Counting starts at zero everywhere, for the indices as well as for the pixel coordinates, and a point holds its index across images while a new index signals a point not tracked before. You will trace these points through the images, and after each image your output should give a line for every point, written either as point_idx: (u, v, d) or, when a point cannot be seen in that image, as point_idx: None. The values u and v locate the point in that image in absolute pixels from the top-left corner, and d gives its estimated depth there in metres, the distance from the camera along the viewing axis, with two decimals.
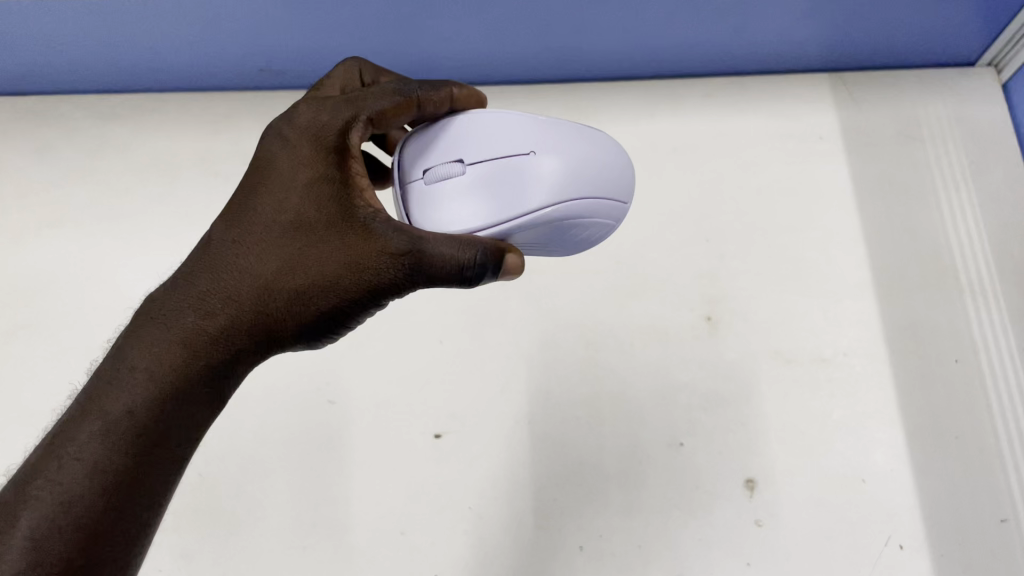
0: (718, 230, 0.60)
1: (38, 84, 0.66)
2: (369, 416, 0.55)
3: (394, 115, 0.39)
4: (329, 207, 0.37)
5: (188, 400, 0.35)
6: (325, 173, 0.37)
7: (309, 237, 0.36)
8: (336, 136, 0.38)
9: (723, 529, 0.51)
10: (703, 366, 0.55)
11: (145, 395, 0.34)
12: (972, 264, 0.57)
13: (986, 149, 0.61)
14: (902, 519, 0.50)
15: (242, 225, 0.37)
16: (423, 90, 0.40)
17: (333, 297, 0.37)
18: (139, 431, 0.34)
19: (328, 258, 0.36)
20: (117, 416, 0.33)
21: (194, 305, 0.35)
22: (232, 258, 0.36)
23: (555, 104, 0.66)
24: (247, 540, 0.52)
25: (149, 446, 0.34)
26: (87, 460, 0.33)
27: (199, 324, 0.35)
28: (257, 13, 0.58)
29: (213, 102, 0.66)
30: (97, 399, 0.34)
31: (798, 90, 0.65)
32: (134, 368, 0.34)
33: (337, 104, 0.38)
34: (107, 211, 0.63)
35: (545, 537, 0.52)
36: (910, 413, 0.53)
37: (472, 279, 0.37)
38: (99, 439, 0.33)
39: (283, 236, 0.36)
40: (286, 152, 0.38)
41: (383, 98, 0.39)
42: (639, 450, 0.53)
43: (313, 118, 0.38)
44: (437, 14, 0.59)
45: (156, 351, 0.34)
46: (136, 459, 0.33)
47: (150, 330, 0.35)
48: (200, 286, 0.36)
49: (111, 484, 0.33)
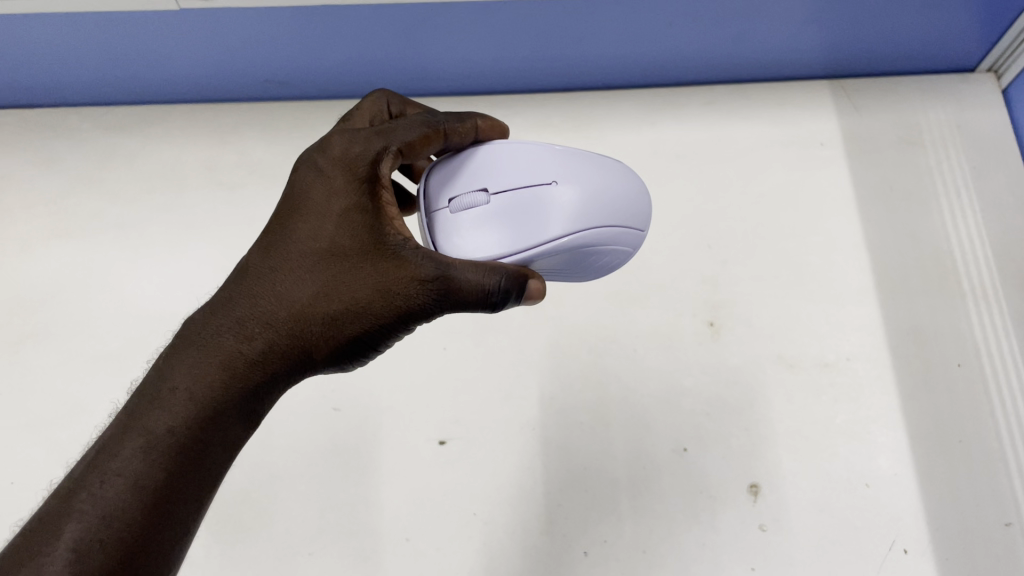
0: (720, 237, 0.60)
1: (46, 98, 0.67)
2: (373, 423, 0.55)
3: (421, 146, 0.40)
4: (362, 233, 0.37)
5: (226, 420, 0.35)
6: (359, 202, 0.38)
7: (344, 264, 0.37)
8: (368, 165, 0.38)
9: (728, 534, 0.51)
10: (706, 371, 0.56)
11: (186, 415, 0.34)
12: (974, 267, 0.58)
13: (987, 155, 0.61)
14: (907, 523, 0.50)
15: (278, 252, 0.38)
16: (449, 122, 0.41)
17: (366, 322, 0.37)
18: (180, 448, 0.34)
19: (362, 283, 0.37)
20: (159, 434, 0.34)
21: (232, 328, 0.36)
22: (270, 283, 0.37)
23: (559, 113, 0.66)
24: (253, 547, 0.52)
25: (190, 464, 0.34)
26: (128, 477, 0.33)
27: (239, 346, 0.35)
28: (261, 26, 0.58)
29: (218, 113, 0.67)
30: (139, 419, 0.34)
31: (798, 97, 0.65)
32: (175, 389, 0.34)
33: (368, 136, 0.39)
34: (113, 221, 0.64)
35: (550, 543, 0.52)
36: (913, 416, 0.53)
37: (498, 305, 0.38)
38: (141, 455, 0.33)
39: (318, 262, 0.37)
40: (321, 181, 0.38)
41: (410, 129, 0.39)
42: (643, 455, 0.54)
43: (345, 150, 0.38)
44: (439, 26, 0.59)
45: (196, 373, 0.35)
46: (177, 476, 0.33)
47: (190, 352, 0.35)
48: (238, 311, 0.36)
49: (152, 498, 0.33)
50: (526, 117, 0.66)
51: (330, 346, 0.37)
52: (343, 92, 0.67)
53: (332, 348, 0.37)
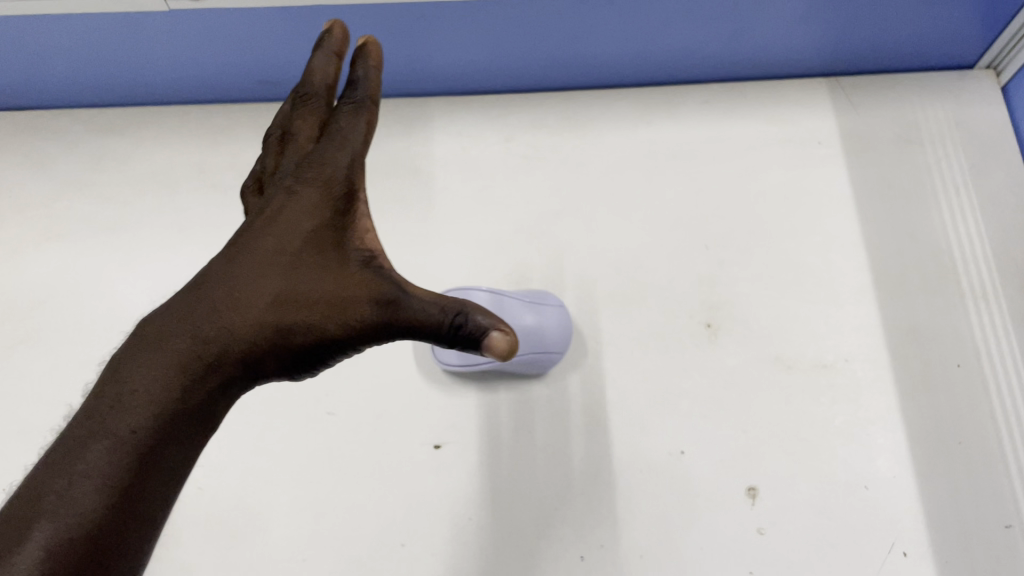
0: (718, 237, 0.60)
1: (38, 99, 0.66)
2: (368, 428, 0.54)
3: (369, 133, 0.38)
4: (326, 243, 0.36)
5: (183, 426, 0.34)
6: (326, 210, 0.37)
7: (304, 271, 0.36)
8: (340, 180, 0.37)
9: (726, 538, 0.50)
10: (704, 374, 0.55)
11: (147, 417, 0.32)
12: (973, 267, 0.57)
13: (986, 153, 0.61)
14: (906, 526, 0.50)
15: (244, 256, 0.36)
16: (372, 93, 0.38)
17: (321, 337, 0.35)
18: (143, 452, 0.32)
19: (320, 292, 0.35)
20: (124, 435, 0.32)
21: (191, 329, 0.34)
22: (227, 285, 0.35)
23: (555, 112, 0.66)
24: (244, 553, 0.51)
25: (152, 469, 0.32)
26: (95, 479, 0.31)
27: (196, 348, 0.34)
28: (252, 26, 0.57)
29: (211, 115, 0.66)
30: (100, 419, 0.32)
31: (797, 95, 0.65)
32: (135, 390, 0.33)
33: (335, 149, 0.37)
34: (106, 223, 0.63)
35: (546, 547, 0.51)
36: (913, 418, 0.53)
37: (460, 347, 0.35)
38: (105, 457, 0.31)
39: (275, 266, 0.36)
40: (291, 191, 0.37)
41: (357, 126, 0.38)
42: (640, 458, 0.53)
43: (320, 167, 0.37)
44: (431, 25, 0.58)
45: (157, 374, 0.33)
46: (140, 480, 0.32)
47: (152, 351, 0.34)
48: (199, 313, 0.35)
49: (118, 502, 0.31)
50: (521, 116, 0.65)
51: (281, 359, 0.36)
52: None
53: (285, 359, 0.36)
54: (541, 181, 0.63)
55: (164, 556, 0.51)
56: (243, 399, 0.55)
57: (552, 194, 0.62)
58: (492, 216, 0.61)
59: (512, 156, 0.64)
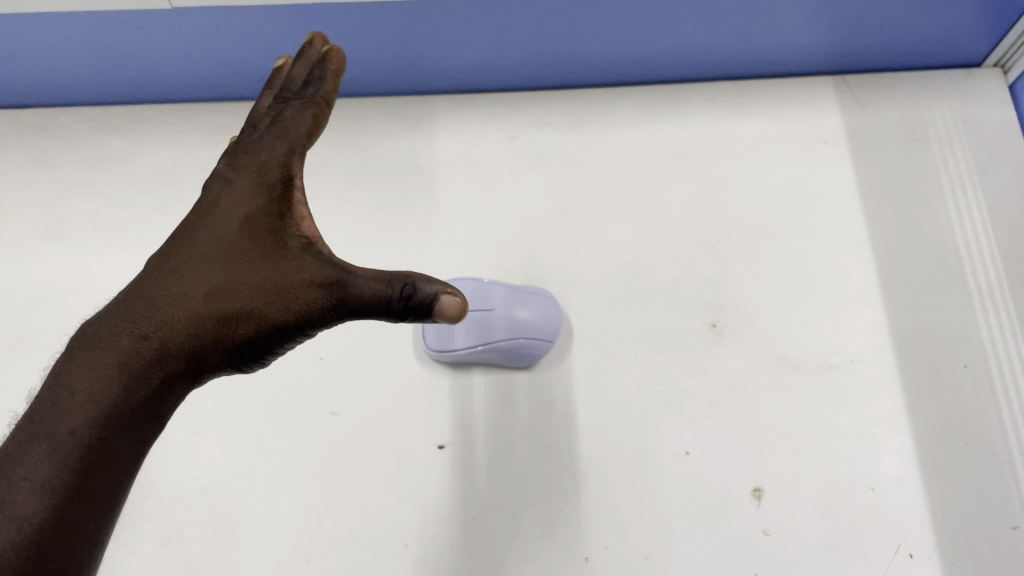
0: (723, 236, 0.60)
1: (39, 97, 0.66)
2: (372, 428, 0.54)
3: (316, 128, 0.39)
4: (258, 233, 0.37)
5: (129, 421, 0.34)
6: (260, 202, 0.38)
7: (238, 262, 0.37)
8: (277, 172, 0.38)
9: (731, 539, 0.50)
10: (709, 374, 0.55)
11: (89, 417, 0.33)
12: (980, 266, 0.57)
13: (993, 151, 0.61)
14: (913, 528, 0.50)
15: (178, 254, 0.37)
16: (323, 88, 0.40)
17: (262, 323, 0.36)
18: (87, 450, 0.33)
19: (257, 280, 0.36)
20: (64, 437, 0.33)
21: (129, 329, 0.35)
22: (164, 285, 0.37)
23: (559, 110, 0.65)
24: (247, 554, 0.50)
25: (98, 466, 0.33)
26: (36, 481, 0.32)
27: (134, 346, 0.35)
28: (256, 24, 0.57)
29: (213, 113, 0.66)
30: (42, 423, 0.33)
31: (802, 93, 0.64)
32: (74, 391, 0.34)
33: (273, 140, 0.39)
34: (107, 222, 0.63)
35: (550, 549, 0.50)
36: (920, 418, 0.53)
37: (408, 318, 0.35)
38: (47, 459, 0.32)
39: (210, 261, 0.37)
40: (225, 188, 0.38)
41: (302, 117, 0.39)
42: (646, 459, 0.52)
43: (255, 158, 0.39)
44: (436, 23, 0.58)
45: (97, 374, 0.34)
46: (86, 478, 0.32)
47: (89, 354, 0.35)
48: (134, 312, 0.36)
49: (64, 501, 0.32)
50: (525, 114, 0.65)
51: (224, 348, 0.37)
52: (340, 90, 0.66)
53: (227, 347, 0.37)
54: (544, 180, 0.62)
55: (166, 557, 0.50)
56: (245, 399, 0.55)
57: (556, 193, 0.62)
58: (496, 215, 0.61)
59: (516, 154, 0.63)
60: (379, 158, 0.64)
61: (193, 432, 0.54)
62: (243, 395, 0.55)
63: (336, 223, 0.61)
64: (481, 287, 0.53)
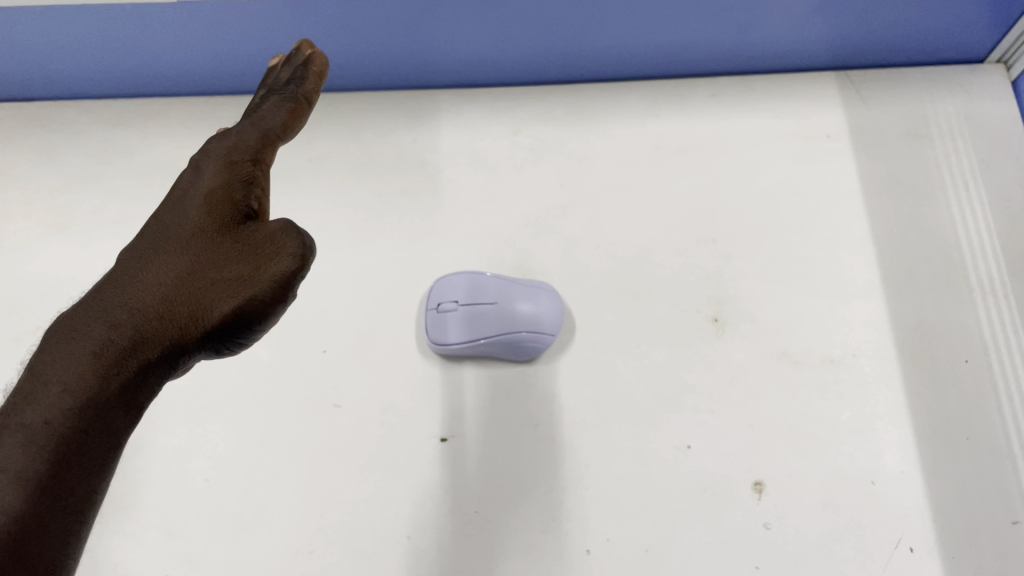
0: (725, 231, 0.60)
1: (44, 90, 0.66)
2: (375, 421, 0.54)
3: (294, 120, 0.41)
4: (228, 215, 0.37)
5: (107, 409, 0.32)
6: (229, 183, 0.37)
7: (207, 243, 0.36)
8: (245, 153, 0.38)
9: (732, 532, 0.50)
10: (710, 368, 0.55)
11: (64, 405, 0.31)
12: (982, 262, 0.57)
13: (996, 147, 0.61)
14: (913, 521, 0.50)
15: (148, 246, 0.37)
16: (303, 88, 0.43)
17: (238, 297, 0.34)
18: (62, 437, 0.30)
19: (229, 259, 0.35)
20: (38, 427, 0.30)
21: (103, 321, 0.34)
22: (136, 279, 0.36)
23: (562, 105, 0.65)
24: (250, 545, 0.51)
25: (76, 455, 0.30)
26: (9, 471, 0.29)
27: (108, 334, 0.33)
28: (261, 18, 0.57)
29: (218, 107, 0.66)
30: (14, 416, 0.30)
31: (805, 88, 0.64)
32: (48, 382, 0.31)
33: (240, 128, 0.40)
34: (112, 214, 0.63)
35: (552, 541, 0.50)
36: (921, 413, 0.53)
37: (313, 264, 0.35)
38: (21, 449, 0.29)
39: (181, 249, 0.36)
40: (195, 178, 0.38)
41: (277, 110, 0.41)
42: (647, 452, 0.53)
43: (220, 144, 0.39)
44: (440, 18, 0.58)
45: (70, 364, 0.32)
46: (63, 467, 0.30)
47: (62, 347, 0.33)
48: (106, 305, 0.35)
49: (41, 492, 0.29)
50: (528, 109, 0.65)
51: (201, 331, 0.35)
52: (345, 84, 0.66)
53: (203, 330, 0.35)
54: (547, 174, 0.63)
55: (170, 548, 0.50)
56: (249, 392, 0.55)
57: (559, 187, 0.62)
58: (499, 209, 0.61)
59: (519, 149, 0.64)
60: (383, 152, 0.64)
61: (195, 423, 0.54)
62: (245, 387, 0.55)
63: (340, 217, 0.61)
64: (490, 282, 0.54)
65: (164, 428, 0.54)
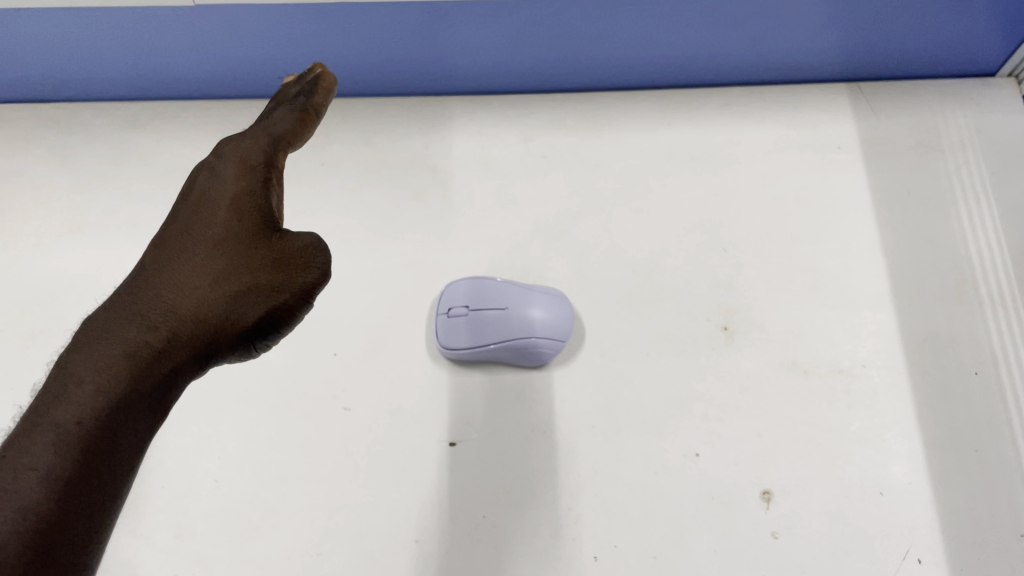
0: (736, 239, 0.60)
1: (63, 92, 0.67)
2: (383, 424, 0.54)
3: (302, 128, 0.41)
4: (256, 224, 0.37)
5: (136, 409, 0.32)
6: (249, 188, 0.38)
7: (235, 249, 0.37)
8: (261, 159, 0.39)
9: (740, 542, 0.50)
10: (720, 376, 0.55)
11: (95, 406, 0.31)
12: (991, 274, 0.57)
13: (1006, 161, 0.61)
14: (921, 533, 0.50)
15: (174, 247, 0.37)
16: (313, 97, 0.42)
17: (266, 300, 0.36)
18: (95, 437, 0.30)
19: (258, 267, 0.36)
20: (69, 426, 0.30)
21: (135, 322, 0.34)
22: (167, 282, 0.36)
23: (575, 113, 0.66)
24: (258, 545, 0.51)
25: (106, 454, 0.30)
26: (42, 470, 0.29)
27: (142, 336, 0.34)
28: (278, 24, 0.58)
29: (233, 111, 0.67)
30: (46, 413, 0.30)
31: (817, 100, 0.65)
32: (81, 382, 0.31)
33: (255, 133, 0.40)
34: (126, 215, 0.63)
35: (559, 547, 0.50)
36: (929, 424, 0.53)
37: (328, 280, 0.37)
38: (51, 448, 0.29)
39: (209, 254, 0.37)
40: (212, 178, 0.38)
41: (287, 118, 0.41)
42: (655, 460, 0.53)
43: (237, 147, 0.39)
44: (455, 25, 0.59)
45: (103, 364, 0.32)
46: (91, 466, 0.30)
47: (95, 345, 0.33)
48: (138, 305, 0.35)
49: (68, 490, 0.29)
50: (540, 116, 0.66)
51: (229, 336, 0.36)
52: (359, 90, 0.67)
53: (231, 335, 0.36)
54: (559, 181, 0.63)
55: (177, 548, 0.50)
56: (260, 393, 0.55)
57: (570, 195, 0.62)
58: (511, 215, 0.62)
59: (531, 156, 0.64)
60: (396, 157, 0.64)
61: (206, 425, 0.54)
62: (256, 390, 0.55)
63: (353, 221, 0.62)
64: (502, 288, 0.54)
65: (175, 429, 0.54)
